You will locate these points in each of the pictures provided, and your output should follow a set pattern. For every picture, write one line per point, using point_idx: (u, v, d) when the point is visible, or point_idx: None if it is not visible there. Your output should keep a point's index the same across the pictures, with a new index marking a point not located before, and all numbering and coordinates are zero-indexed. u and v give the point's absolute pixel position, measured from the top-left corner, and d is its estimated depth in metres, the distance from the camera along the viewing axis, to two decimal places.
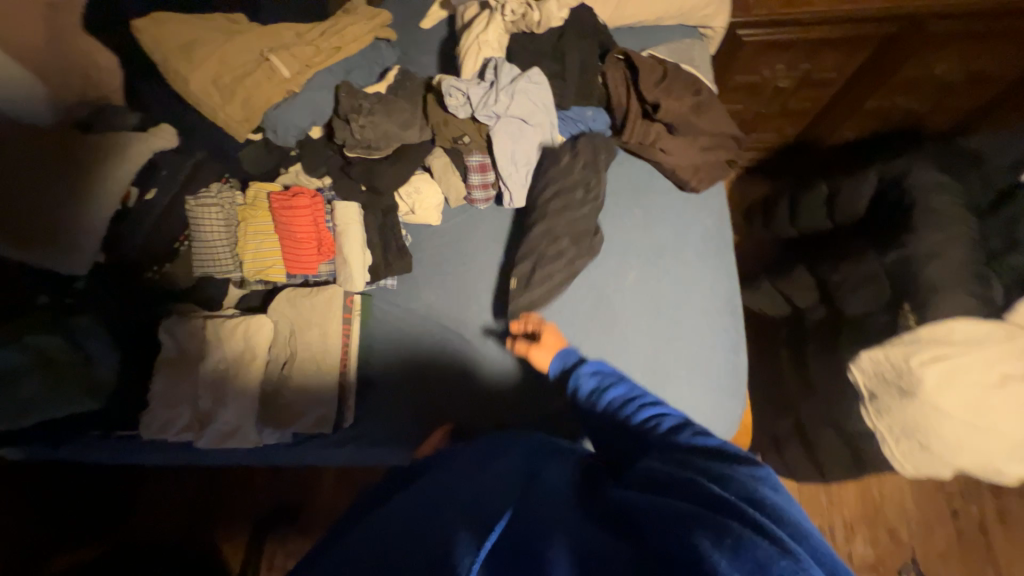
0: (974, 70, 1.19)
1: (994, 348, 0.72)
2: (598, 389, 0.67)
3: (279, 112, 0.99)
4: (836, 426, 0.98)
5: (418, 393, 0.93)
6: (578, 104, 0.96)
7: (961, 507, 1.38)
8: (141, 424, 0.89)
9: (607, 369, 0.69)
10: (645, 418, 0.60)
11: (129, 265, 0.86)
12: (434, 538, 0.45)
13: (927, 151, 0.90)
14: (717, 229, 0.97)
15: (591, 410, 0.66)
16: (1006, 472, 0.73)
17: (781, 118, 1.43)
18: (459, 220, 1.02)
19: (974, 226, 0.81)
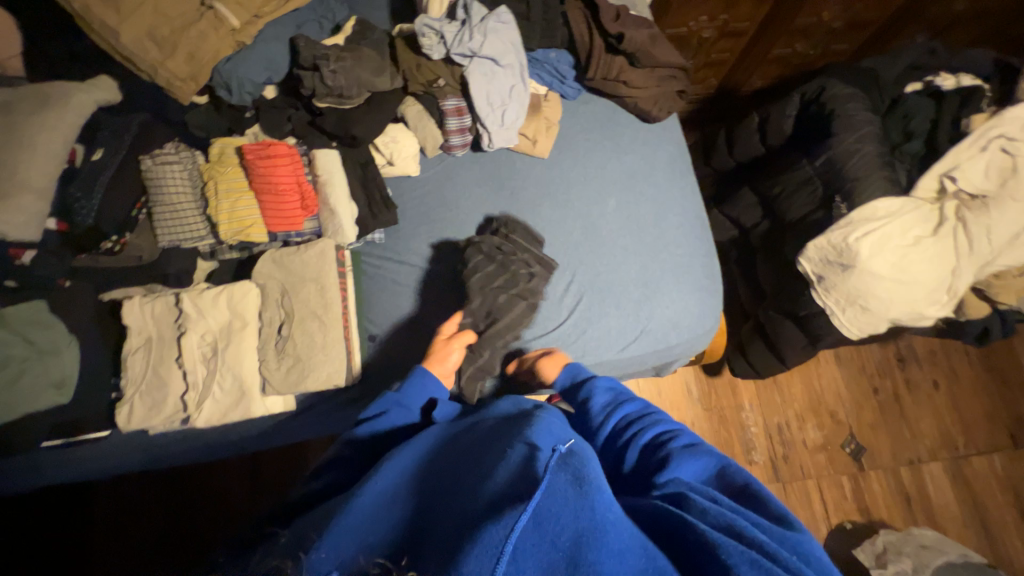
0: (854, 16, 1.41)
1: (905, 218, 0.90)
2: (613, 402, 0.69)
3: (232, 64, 0.89)
4: (791, 315, 1.14)
5: (423, 340, 0.92)
6: (543, 45, 1.01)
7: (880, 385, 1.65)
8: (121, 414, 0.80)
9: (620, 388, 0.73)
10: (661, 436, 0.61)
11: (84, 235, 0.75)
12: (465, 523, 0.43)
13: (834, 72, 1.06)
14: (677, 154, 1.07)
15: (605, 417, 0.68)
16: (923, 315, 0.92)
17: (706, 69, 1.59)
18: (439, 169, 1.03)
19: (879, 127, 0.98)
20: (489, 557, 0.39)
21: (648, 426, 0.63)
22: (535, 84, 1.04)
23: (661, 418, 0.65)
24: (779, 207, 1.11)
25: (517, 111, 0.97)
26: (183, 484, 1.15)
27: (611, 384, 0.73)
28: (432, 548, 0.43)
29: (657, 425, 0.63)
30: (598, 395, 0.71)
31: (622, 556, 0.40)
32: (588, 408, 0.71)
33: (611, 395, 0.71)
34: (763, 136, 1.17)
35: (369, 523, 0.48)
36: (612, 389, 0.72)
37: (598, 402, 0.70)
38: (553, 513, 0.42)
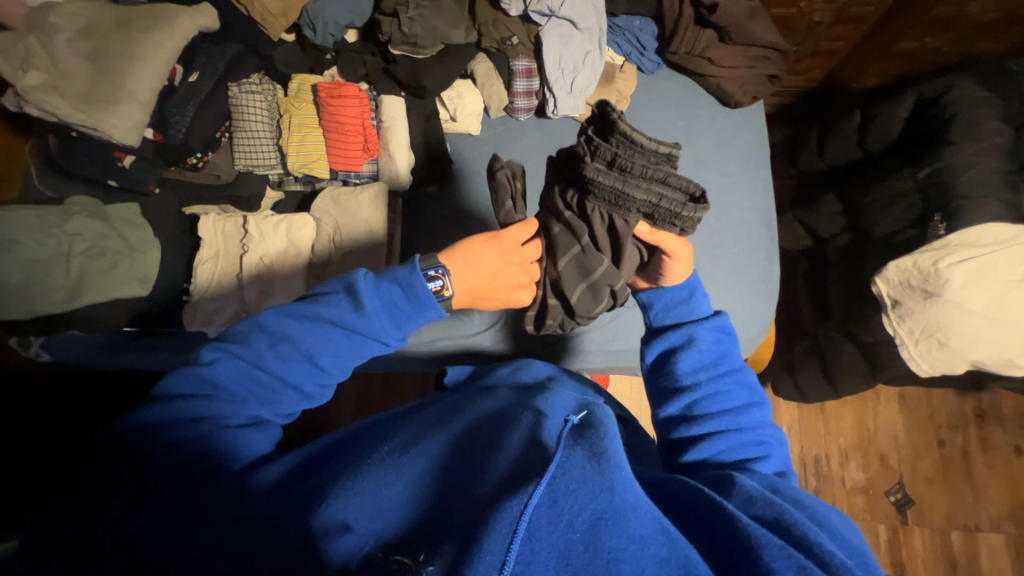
0: (1009, 10, 1.19)
1: (1019, 249, 0.78)
2: (706, 364, 0.61)
3: (319, 5, 0.90)
4: (854, 339, 1.03)
5: None
6: (627, 12, 0.96)
7: (947, 437, 1.48)
8: (186, 316, 0.90)
9: (718, 345, 0.63)
10: (750, 438, 0.57)
11: (176, 148, 0.85)
12: (489, 489, 0.43)
13: (967, 70, 0.91)
14: (755, 144, 0.99)
15: (694, 382, 0.61)
16: (1016, 364, 0.80)
17: (810, 58, 1.43)
18: (500, 131, 1.01)
19: (1009, 140, 0.83)
20: (505, 533, 0.39)
21: (735, 416, 0.58)
22: (611, 53, 0.99)
23: (750, 412, 0.59)
24: (866, 218, 0.99)
25: (587, 79, 0.94)
26: None
27: (717, 343, 0.63)
28: (446, 525, 0.42)
29: (744, 418, 0.59)
30: (696, 354, 0.62)
31: (642, 543, 0.40)
32: (674, 358, 0.63)
33: (712, 359, 0.62)
34: (863, 138, 1.04)
35: (385, 473, 0.47)
36: (715, 352, 0.62)
37: (690, 358, 0.62)
38: (568, 491, 0.42)
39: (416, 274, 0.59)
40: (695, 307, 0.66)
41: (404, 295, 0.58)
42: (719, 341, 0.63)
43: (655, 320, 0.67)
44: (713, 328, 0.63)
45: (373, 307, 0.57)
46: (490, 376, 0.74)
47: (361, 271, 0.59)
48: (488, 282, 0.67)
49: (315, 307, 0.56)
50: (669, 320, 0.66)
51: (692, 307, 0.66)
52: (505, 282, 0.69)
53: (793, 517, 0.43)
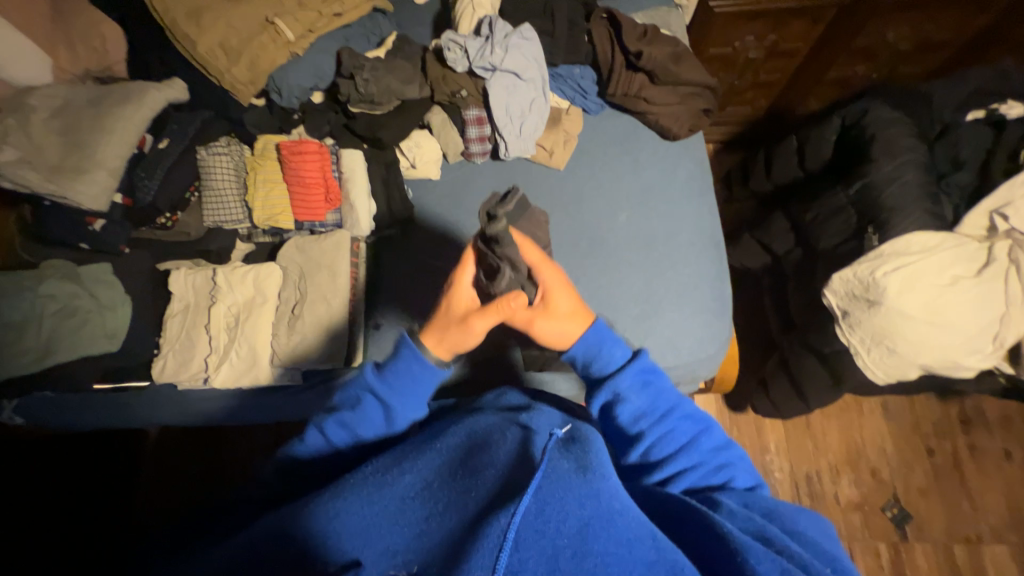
0: (923, 37, 1.30)
1: (946, 254, 0.82)
2: (647, 410, 0.61)
3: (285, 73, 1.00)
4: (816, 351, 1.05)
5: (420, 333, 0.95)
6: (567, 62, 1.04)
7: (936, 446, 1.46)
8: (156, 370, 0.92)
9: (656, 385, 0.62)
10: (708, 468, 0.59)
11: (144, 210, 0.92)
12: (481, 504, 0.47)
13: (882, 93, 0.98)
14: (699, 173, 1.05)
15: (638, 430, 0.61)
16: (963, 364, 0.83)
17: (753, 91, 1.50)
18: (458, 175, 1.06)
19: (925, 154, 0.90)
20: (493, 545, 0.41)
21: (688, 453, 0.59)
22: (556, 98, 1.07)
23: (700, 441, 0.60)
24: (811, 233, 1.04)
25: (536, 124, 1.00)
26: (212, 445, 1.29)
27: (645, 387, 0.62)
28: (437, 554, 0.45)
29: (696, 450, 0.60)
30: (631, 405, 0.61)
31: (630, 545, 0.43)
32: (613, 411, 0.62)
33: (647, 404, 0.61)
34: (801, 160, 1.10)
35: (382, 495, 0.52)
36: (648, 396, 0.61)
37: (628, 409, 0.61)
38: (556, 499, 0.44)
39: (419, 354, 0.66)
40: (611, 354, 0.63)
41: (415, 370, 0.65)
42: (647, 383, 0.62)
43: (587, 375, 0.65)
44: (636, 373, 0.62)
45: (386, 388, 0.66)
46: (477, 404, 0.75)
47: (370, 364, 0.68)
48: (443, 330, 0.66)
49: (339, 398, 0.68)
50: (595, 373, 0.63)
51: (607, 352, 0.63)
52: (452, 330, 0.66)
53: (771, 528, 0.49)
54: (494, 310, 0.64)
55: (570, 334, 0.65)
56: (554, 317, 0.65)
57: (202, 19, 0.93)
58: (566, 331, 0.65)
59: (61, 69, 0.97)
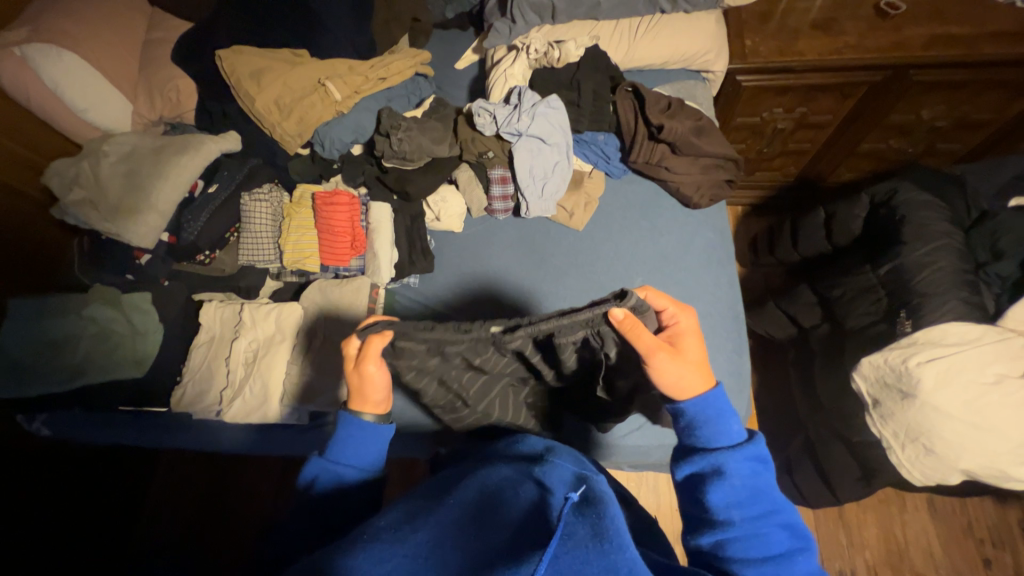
0: (961, 116, 1.28)
1: (990, 349, 0.75)
2: (743, 502, 0.52)
3: (329, 128, 1.08)
4: (845, 439, 0.97)
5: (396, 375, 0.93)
6: (591, 129, 1.09)
7: (993, 557, 1.29)
8: (174, 399, 0.96)
9: (760, 479, 0.54)
10: None
11: (185, 247, 0.99)
12: (495, 556, 0.46)
13: (914, 175, 0.96)
14: (719, 242, 1.05)
15: (727, 518, 0.52)
16: (1012, 475, 0.74)
17: (782, 158, 1.49)
18: (479, 229, 1.10)
19: (961, 240, 0.86)
20: None
21: (778, 566, 0.50)
22: (580, 162, 1.11)
23: (795, 560, 0.51)
24: (840, 311, 0.99)
25: (557, 185, 1.03)
26: (220, 471, 1.32)
27: (753, 477, 0.54)
28: None
29: (789, 567, 0.50)
30: (729, 488, 0.53)
31: None
32: (703, 487, 0.54)
33: (748, 497, 0.53)
34: (829, 234, 1.07)
35: (394, 552, 0.47)
36: (752, 488, 0.53)
37: (722, 490, 0.53)
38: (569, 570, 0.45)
39: (353, 420, 0.65)
40: (725, 428, 0.56)
41: (355, 435, 0.65)
42: (758, 475, 0.54)
43: (688, 441, 0.58)
44: (748, 458, 0.54)
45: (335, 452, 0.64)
46: (490, 451, 0.71)
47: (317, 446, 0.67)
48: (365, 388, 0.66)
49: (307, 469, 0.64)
50: (694, 440, 0.57)
51: (723, 425, 0.56)
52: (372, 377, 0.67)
53: None
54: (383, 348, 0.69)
55: (689, 386, 0.58)
56: (682, 362, 0.59)
57: (262, 78, 1.03)
58: (686, 380, 0.58)
59: (138, 114, 1.09)
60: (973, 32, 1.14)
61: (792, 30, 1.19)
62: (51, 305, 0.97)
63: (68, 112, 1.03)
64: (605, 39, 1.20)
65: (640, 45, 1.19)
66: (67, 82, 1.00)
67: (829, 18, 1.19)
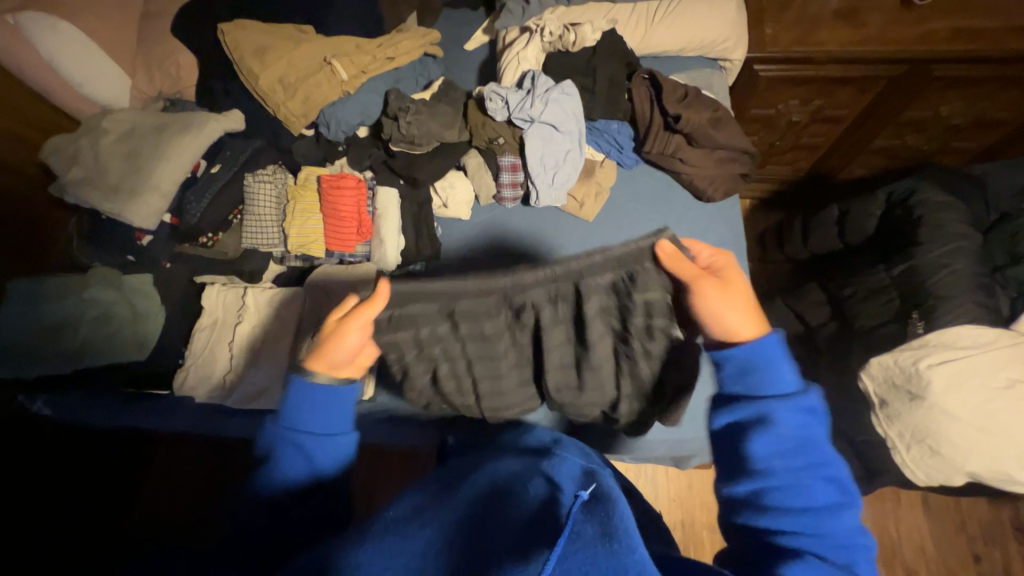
0: (981, 113, 1.25)
1: (1002, 354, 0.75)
2: (783, 451, 0.52)
3: (334, 109, 1.04)
4: (848, 438, 0.98)
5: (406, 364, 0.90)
6: (605, 117, 1.06)
7: (983, 552, 1.32)
8: (176, 384, 0.95)
9: (805, 430, 0.53)
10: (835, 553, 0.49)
11: (188, 229, 0.98)
12: (502, 551, 0.45)
13: (932, 174, 0.94)
14: (731, 237, 1.03)
15: (761, 466, 0.52)
16: (1016, 479, 0.75)
17: (795, 152, 1.46)
18: (488, 218, 1.06)
19: (979, 242, 0.84)
20: None
21: (818, 519, 0.50)
22: (591, 150, 1.09)
23: (836, 514, 0.50)
24: (849, 310, 0.98)
25: (568, 174, 1.01)
26: (221, 451, 1.32)
27: (802, 428, 0.53)
28: None
29: (826, 521, 0.50)
30: (773, 436, 0.52)
31: None
32: (745, 436, 0.54)
33: (793, 446, 0.52)
34: (841, 231, 1.06)
35: (403, 547, 0.46)
36: (799, 439, 0.53)
37: (767, 439, 0.53)
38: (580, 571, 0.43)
39: (301, 377, 0.62)
40: (779, 376, 0.55)
41: (317, 404, 0.61)
42: (806, 427, 0.53)
43: (736, 391, 0.57)
44: (799, 409, 0.53)
45: (294, 425, 0.61)
46: (498, 441, 0.72)
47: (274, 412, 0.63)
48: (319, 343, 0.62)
49: (266, 438, 0.62)
50: (739, 389, 0.56)
51: (777, 373, 0.55)
52: (331, 335, 0.61)
53: None
54: (370, 303, 0.61)
55: (737, 327, 0.58)
56: (726, 298, 0.59)
57: (266, 55, 1.00)
58: (733, 315, 0.58)
59: (137, 89, 1.05)
60: (999, 26, 1.11)
61: (814, 19, 1.15)
62: (50, 285, 0.95)
63: (66, 85, 1.00)
64: (622, 23, 1.17)
65: (657, 30, 1.16)
66: (64, 54, 0.97)
67: (853, 7, 1.15)
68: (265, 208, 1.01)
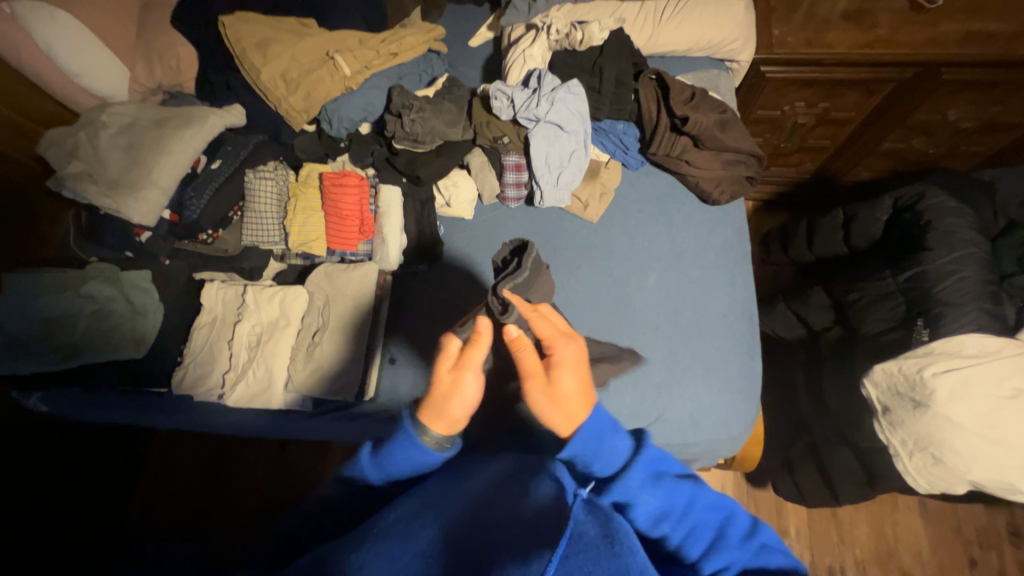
0: (989, 118, 1.24)
1: (1008, 363, 0.75)
2: (659, 505, 0.54)
3: (337, 105, 1.03)
4: (849, 443, 0.97)
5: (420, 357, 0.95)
6: (611, 117, 1.05)
7: (980, 557, 1.32)
8: (175, 381, 0.94)
9: (663, 476, 0.56)
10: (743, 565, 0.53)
11: (186, 226, 0.96)
12: (502, 552, 0.43)
13: (940, 179, 0.93)
14: (735, 240, 1.03)
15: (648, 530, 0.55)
16: (1019, 488, 0.75)
17: (800, 154, 1.45)
18: (491, 217, 1.06)
19: (986, 249, 0.84)
20: None
21: (716, 550, 0.53)
22: (597, 151, 1.08)
23: (725, 533, 0.54)
24: (852, 316, 0.97)
25: (573, 174, 1.00)
26: (219, 447, 1.32)
27: (657, 480, 0.56)
28: None
29: (723, 542, 0.54)
30: (643, 506, 0.54)
31: None
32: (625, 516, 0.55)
33: (663, 503, 0.55)
34: (847, 236, 1.05)
35: (402, 548, 0.45)
36: (662, 495, 0.55)
37: (641, 510, 0.54)
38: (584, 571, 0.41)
39: (415, 437, 0.58)
40: (614, 447, 0.56)
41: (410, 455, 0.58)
42: (658, 477, 0.56)
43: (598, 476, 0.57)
44: (643, 468, 0.55)
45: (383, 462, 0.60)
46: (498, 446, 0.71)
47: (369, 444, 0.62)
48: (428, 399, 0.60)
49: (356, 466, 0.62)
50: (597, 474, 0.56)
51: (607, 448, 0.56)
52: (444, 386, 0.59)
53: None
54: (477, 343, 0.61)
55: (558, 423, 0.57)
56: (558, 395, 0.57)
57: (268, 49, 0.98)
58: (560, 409, 0.57)
59: (137, 82, 1.04)
60: (1009, 30, 1.10)
61: (823, 21, 1.14)
62: (47, 281, 0.94)
63: (63, 76, 0.98)
64: (629, 21, 1.15)
65: (664, 30, 1.15)
66: (62, 45, 0.95)
67: (861, 8, 1.14)
68: (266, 205, 1.00)
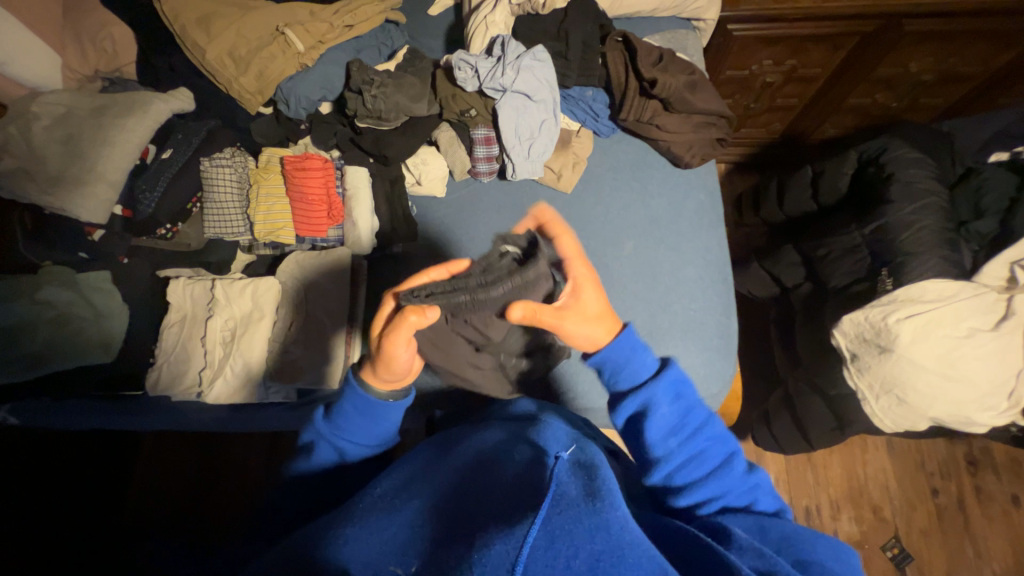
0: (948, 68, 1.26)
1: (965, 304, 0.78)
2: (673, 423, 0.56)
3: (293, 83, 0.97)
4: (820, 392, 1.02)
5: None
6: (579, 84, 1.02)
7: (941, 486, 1.42)
8: (148, 383, 0.91)
9: (682, 396, 0.58)
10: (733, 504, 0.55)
11: (144, 222, 0.93)
12: (485, 517, 0.43)
13: (903, 131, 0.95)
14: (708, 202, 1.03)
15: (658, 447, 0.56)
16: (974, 419, 0.80)
17: (769, 113, 1.46)
18: (463, 193, 1.04)
19: (945, 197, 0.87)
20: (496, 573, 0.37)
21: (718, 478, 0.55)
22: (566, 120, 1.06)
23: (732, 466, 0.56)
24: (823, 269, 1.01)
25: (545, 144, 0.98)
26: (204, 444, 1.30)
27: (677, 399, 0.57)
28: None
29: (728, 474, 0.56)
30: (660, 419, 0.56)
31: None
32: (641, 427, 0.57)
33: (678, 419, 0.57)
34: (815, 193, 1.07)
35: (387, 522, 0.46)
36: (678, 412, 0.57)
37: (655, 424, 0.56)
38: (567, 532, 0.40)
39: (361, 393, 0.58)
40: (643, 361, 0.58)
41: (358, 416, 0.59)
42: (679, 397, 0.58)
43: (618, 390, 0.59)
44: (667, 385, 0.57)
45: (336, 430, 0.60)
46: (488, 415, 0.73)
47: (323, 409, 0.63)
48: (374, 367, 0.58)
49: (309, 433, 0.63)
50: (621, 386, 0.58)
51: (638, 358, 0.58)
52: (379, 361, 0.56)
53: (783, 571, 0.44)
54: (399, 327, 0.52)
55: (580, 343, 0.59)
56: (581, 313, 0.58)
57: (212, 27, 0.92)
58: (591, 332, 0.58)
59: (70, 69, 0.96)
60: None
61: None
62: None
63: None
64: None
65: None
66: None
67: None
68: (226, 194, 0.95)
